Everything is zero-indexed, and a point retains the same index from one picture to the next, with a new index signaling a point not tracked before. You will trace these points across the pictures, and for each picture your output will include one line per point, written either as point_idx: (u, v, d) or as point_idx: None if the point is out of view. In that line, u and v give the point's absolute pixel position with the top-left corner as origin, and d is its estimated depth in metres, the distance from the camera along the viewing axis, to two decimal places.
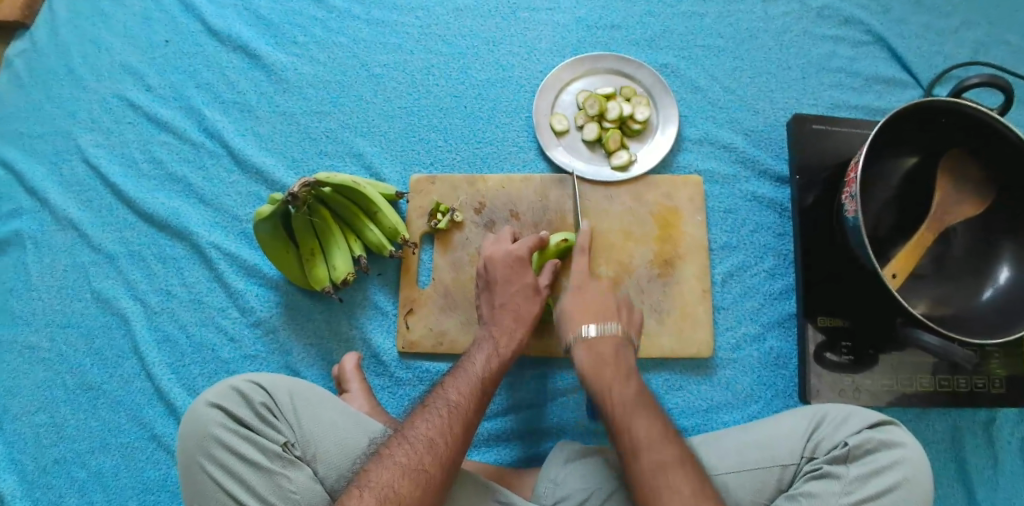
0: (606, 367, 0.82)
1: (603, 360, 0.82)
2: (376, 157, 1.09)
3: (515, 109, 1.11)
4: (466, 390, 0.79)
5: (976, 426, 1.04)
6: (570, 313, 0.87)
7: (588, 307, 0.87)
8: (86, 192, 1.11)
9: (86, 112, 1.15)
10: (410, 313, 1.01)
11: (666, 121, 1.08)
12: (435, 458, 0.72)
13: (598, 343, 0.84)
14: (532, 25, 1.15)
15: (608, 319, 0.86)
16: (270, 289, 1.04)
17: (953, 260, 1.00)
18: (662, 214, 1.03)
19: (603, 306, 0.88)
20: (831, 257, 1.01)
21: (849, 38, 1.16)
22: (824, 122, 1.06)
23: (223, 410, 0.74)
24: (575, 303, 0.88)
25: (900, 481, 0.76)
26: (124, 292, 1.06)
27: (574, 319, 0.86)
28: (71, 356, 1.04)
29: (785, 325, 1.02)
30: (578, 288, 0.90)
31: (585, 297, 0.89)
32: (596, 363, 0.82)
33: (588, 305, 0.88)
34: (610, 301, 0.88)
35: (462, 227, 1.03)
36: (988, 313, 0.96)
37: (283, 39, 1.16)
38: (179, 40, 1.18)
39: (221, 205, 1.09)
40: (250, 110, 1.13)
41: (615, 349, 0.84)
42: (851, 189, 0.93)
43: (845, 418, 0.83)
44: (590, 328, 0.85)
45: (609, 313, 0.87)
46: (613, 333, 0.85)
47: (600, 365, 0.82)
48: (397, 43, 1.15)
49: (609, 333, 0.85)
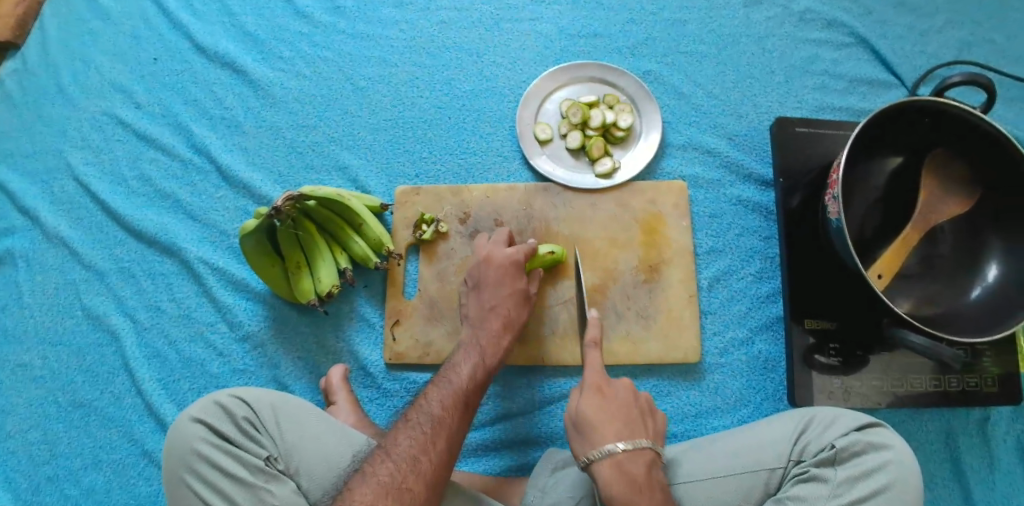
0: (619, 421, 0.78)
1: (633, 479, 0.73)
2: (362, 170, 1.09)
3: (499, 119, 1.11)
4: (450, 404, 0.79)
5: (970, 426, 1.03)
6: (595, 426, 0.77)
7: (610, 422, 0.77)
8: (76, 210, 1.12)
9: (76, 130, 1.16)
10: (397, 324, 1.01)
11: (649, 128, 1.08)
12: (418, 476, 0.72)
13: (628, 459, 0.74)
14: (515, 36, 1.16)
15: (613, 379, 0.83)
16: (258, 303, 1.04)
17: (940, 258, 1.00)
18: (647, 220, 1.03)
19: (622, 421, 0.78)
20: (818, 260, 1.00)
21: (832, 40, 1.16)
22: (807, 124, 1.06)
23: (206, 425, 0.75)
24: (595, 413, 0.78)
25: (890, 483, 0.76)
26: (114, 308, 1.07)
27: (601, 434, 0.76)
28: (63, 373, 1.05)
29: (773, 328, 1.02)
30: (596, 390, 0.80)
31: (606, 409, 0.79)
32: (627, 479, 0.73)
33: (608, 421, 0.77)
34: (630, 410, 0.80)
35: (447, 237, 1.03)
36: (976, 312, 0.95)
37: (270, 55, 1.17)
38: (167, 57, 1.19)
39: (209, 220, 1.09)
40: (237, 125, 1.14)
41: (648, 467, 0.75)
42: (833, 190, 0.93)
43: (833, 420, 0.83)
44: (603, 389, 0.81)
45: (633, 423, 0.78)
46: (629, 400, 0.80)
47: (611, 416, 0.78)
48: (383, 57, 1.16)
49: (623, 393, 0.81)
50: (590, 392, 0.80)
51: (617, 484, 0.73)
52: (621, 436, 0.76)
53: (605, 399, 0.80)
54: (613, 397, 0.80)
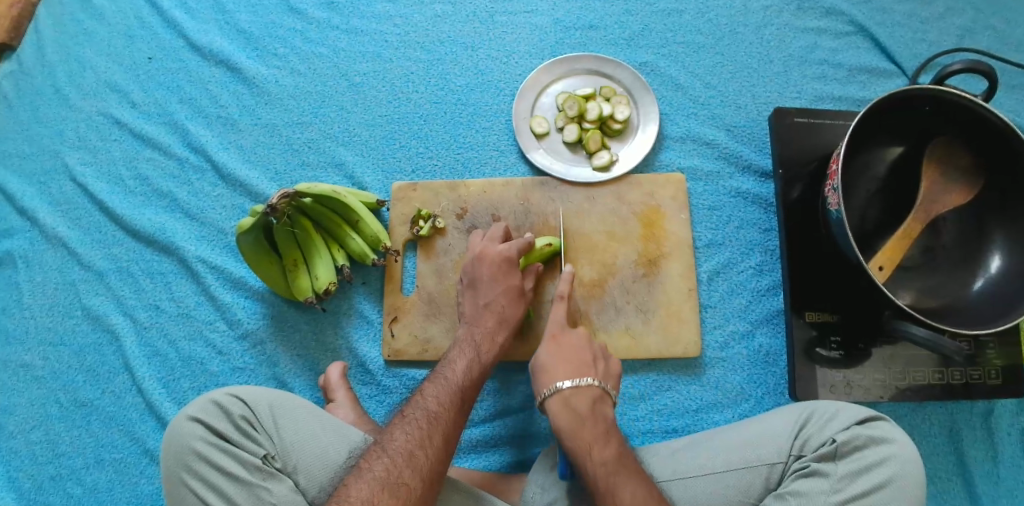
0: (569, 363, 0.82)
1: (577, 412, 0.78)
2: (358, 166, 1.09)
3: (496, 113, 1.11)
4: (446, 399, 0.79)
5: (974, 417, 1.03)
6: (547, 367, 0.83)
7: (561, 365, 0.82)
8: (74, 210, 1.12)
9: (72, 130, 1.16)
10: (395, 321, 1.01)
11: (647, 120, 1.08)
12: (414, 471, 0.71)
13: (574, 395, 0.79)
14: (511, 29, 1.15)
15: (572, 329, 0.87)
16: (256, 301, 1.04)
17: (943, 250, 0.99)
18: (645, 213, 1.03)
19: (573, 362, 0.83)
20: (818, 252, 1.00)
21: (831, 29, 1.15)
22: (806, 115, 1.05)
23: (203, 424, 0.75)
24: (550, 356, 0.83)
25: (890, 477, 0.75)
26: (113, 308, 1.07)
27: (551, 374, 0.82)
28: (64, 374, 1.05)
29: (774, 321, 1.01)
30: (554, 337, 0.85)
31: (559, 352, 0.84)
32: (570, 412, 0.78)
33: (560, 362, 0.83)
34: (584, 352, 0.84)
35: (444, 233, 1.03)
36: (978, 304, 0.95)
37: (265, 52, 1.17)
38: (163, 56, 1.18)
39: (206, 219, 1.09)
40: (234, 123, 1.14)
41: (593, 401, 0.79)
42: (833, 181, 0.92)
43: (833, 414, 0.82)
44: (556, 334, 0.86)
45: (584, 364, 0.82)
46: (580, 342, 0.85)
47: (563, 358, 0.83)
48: (377, 52, 1.15)
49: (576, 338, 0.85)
50: (548, 340, 0.85)
51: (563, 418, 0.78)
52: (569, 374, 0.81)
53: (560, 344, 0.85)
54: (568, 342, 0.85)
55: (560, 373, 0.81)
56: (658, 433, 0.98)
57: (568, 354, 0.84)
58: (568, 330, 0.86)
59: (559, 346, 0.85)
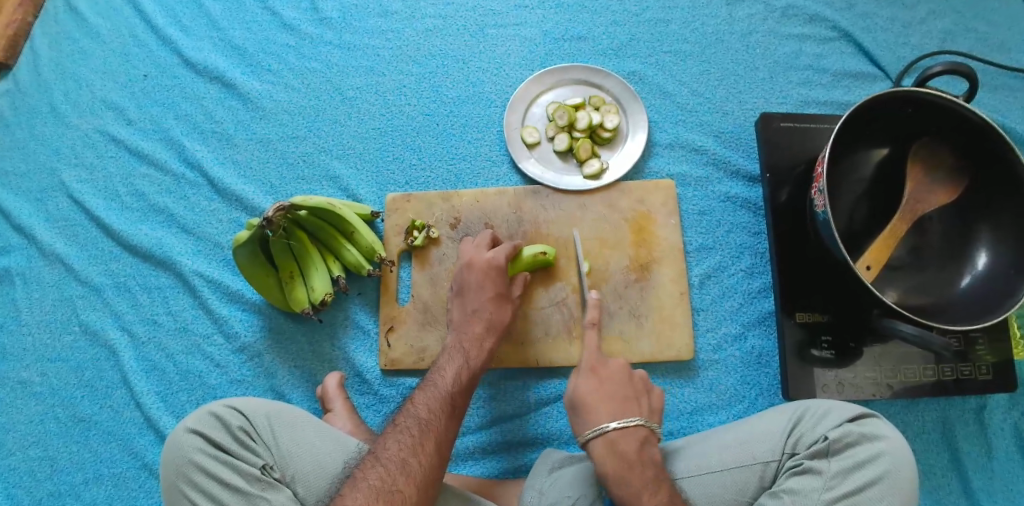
0: (610, 402, 0.84)
1: (623, 451, 0.80)
2: (352, 179, 1.10)
3: (488, 124, 1.12)
4: (437, 406, 0.80)
5: (966, 414, 1.04)
6: (593, 407, 0.84)
7: (608, 404, 0.84)
8: (71, 227, 1.13)
9: (69, 148, 1.17)
10: (391, 331, 1.01)
11: (636, 128, 1.09)
12: (409, 478, 0.72)
13: (622, 434, 0.81)
14: (500, 41, 1.17)
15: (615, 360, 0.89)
16: (253, 314, 1.05)
17: (930, 248, 1.01)
18: (636, 219, 1.04)
19: (617, 400, 0.85)
20: (807, 254, 1.01)
21: (815, 35, 1.17)
22: (792, 119, 1.07)
23: (201, 435, 0.75)
24: (591, 395, 0.85)
25: (880, 474, 0.76)
26: (111, 323, 1.08)
27: (595, 413, 0.83)
28: (62, 389, 1.05)
29: (765, 323, 1.02)
30: (593, 374, 0.87)
31: (603, 391, 0.85)
32: (619, 452, 0.80)
33: (604, 401, 0.84)
34: (626, 393, 0.86)
35: (438, 243, 1.04)
36: (966, 301, 0.96)
37: (259, 68, 1.18)
38: (158, 74, 1.20)
39: (203, 233, 1.10)
40: (229, 138, 1.15)
41: (637, 438, 0.81)
42: (819, 184, 0.93)
43: (825, 412, 0.83)
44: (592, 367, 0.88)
45: (626, 403, 0.84)
46: (620, 380, 0.87)
47: (603, 398, 0.85)
48: (370, 66, 1.17)
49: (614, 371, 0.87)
50: (586, 376, 0.87)
51: (610, 457, 0.80)
52: (616, 415, 0.83)
53: (600, 381, 0.86)
54: (609, 379, 0.87)
55: (606, 413, 0.83)
56: None
57: (610, 392, 0.85)
58: (609, 367, 0.88)
59: (600, 382, 0.86)
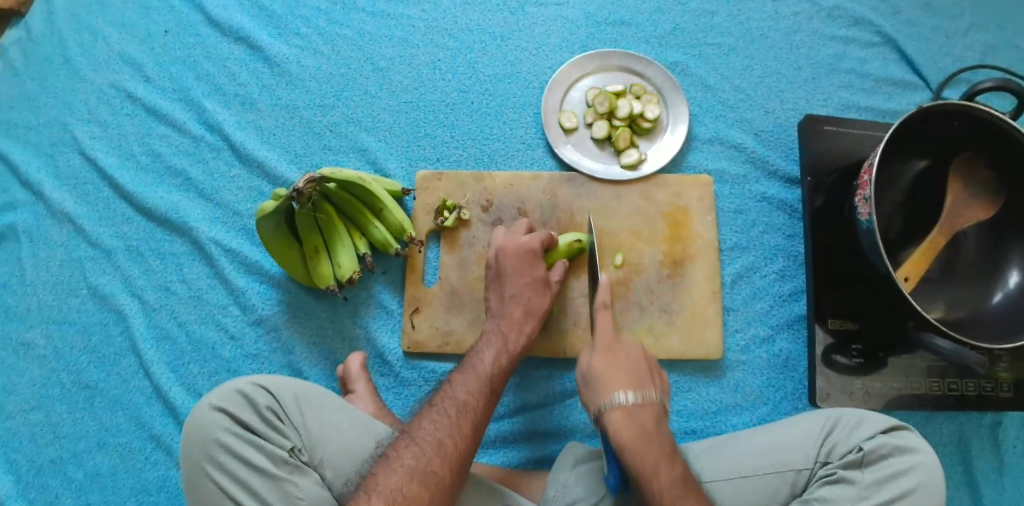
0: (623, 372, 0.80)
1: (680, 502, 0.70)
2: (381, 152, 1.07)
3: (524, 106, 1.09)
4: (476, 389, 0.78)
5: (983, 429, 1.04)
6: (636, 453, 0.73)
7: (652, 447, 0.73)
8: (82, 185, 1.08)
9: (82, 102, 1.12)
10: (416, 313, 0.99)
11: (676, 120, 1.07)
12: (444, 460, 0.70)
13: (672, 483, 0.71)
14: (541, 20, 1.13)
15: (645, 385, 0.79)
16: (271, 287, 1.02)
17: (962, 262, 1.00)
18: (672, 213, 1.02)
19: (662, 444, 0.74)
20: (842, 260, 1.00)
21: (859, 38, 1.15)
22: (835, 123, 1.05)
23: (227, 413, 0.73)
24: (629, 434, 0.75)
25: (913, 486, 0.77)
26: (121, 288, 1.03)
27: (640, 462, 0.72)
28: (67, 354, 1.01)
29: (794, 327, 1.01)
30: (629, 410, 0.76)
31: (644, 430, 0.75)
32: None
33: (647, 445, 0.74)
34: (665, 435, 0.76)
35: (469, 225, 1.01)
36: (997, 317, 0.96)
37: (287, 31, 1.13)
38: (179, 30, 1.14)
39: (222, 200, 1.06)
40: (252, 103, 1.11)
41: (688, 492, 0.71)
42: (865, 191, 0.92)
43: (859, 422, 0.84)
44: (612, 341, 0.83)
45: (671, 449, 0.74)
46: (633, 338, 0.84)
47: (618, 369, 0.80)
48: (404, 37, 1.12)
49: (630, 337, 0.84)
50: (620, 413, 0.76)
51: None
52: (663, 459, 0.73)
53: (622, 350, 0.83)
54: (649, 415, 0.76)
55: (653, 461, 0.72)
56: (677, 435, 0.97)
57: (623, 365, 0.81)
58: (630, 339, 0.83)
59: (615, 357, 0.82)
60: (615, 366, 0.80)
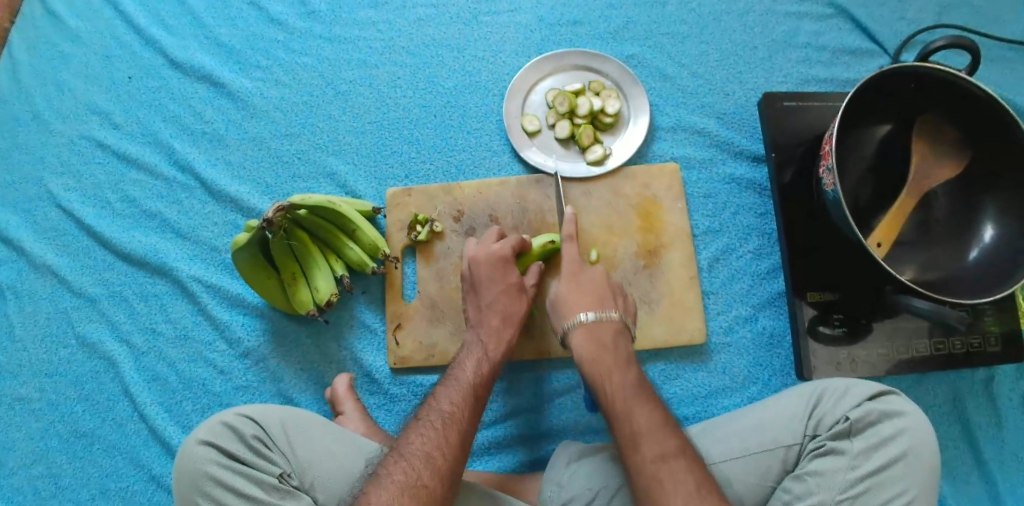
0: (606, 354, 0.83)
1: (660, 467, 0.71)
2: (350, 175, 1.08)
3: (486, 114, 1.10)
4: (459, 399, 0.78)
5: (976, 385, 1.04)
6: (593, 361, 0.82)
7: (607, 358, 0.82)
8: (61, 237, 1.09)
9: (54, 156, 1.13)
10: (399, 328, 1.00)
11: (637, 112, 1.08)
12: (433, 473, 0.71)
13: (623, 388, 0.79)
14: (495, 28, 1.14)
15: (605, 307, 0.88)
16: (255, 318, 1.03)
17: (935, 223, 1.01)
18: (642, 204, 1.03)
19: (617, 354, 0.83)
20: (815, 233, 1.00)
21: (812, 12, 1.16)
22: (794, 98, 1.06)
23: (216, 446, 0.74)
24: (589, 349, 0.84)
25: (905, 450, 0.78)
26: (108, 334, 1.04)
27: (597, 368, 0.82)
28: (61, 405, 1.02)
29: (775, 304, 1.02)
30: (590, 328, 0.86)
31: (602, 343, 0.84)
32: (659, 468, 0.71)
33: (602, 355, 0.83)
34: (622, 348, 0.85)
35: (442, 237, 1.02)
36: (973, 273, 0.96)
37: (247, 65, 1.15)
38: (143, 75, 1.16)
39: (198, 237, 1.07)
40: (220, 138, 1.12)
41: (673, 454, 0.73)
42: (828, 161, 0.93)
43: (845, 391, 0.84)
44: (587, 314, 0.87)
45: (627, 360, 0.83)
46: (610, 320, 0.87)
47: (600, 351, 0.83)
48: (362, 59, 1.14)
49: (608, 320, 0.87)
50: (581, 332, 0.86)
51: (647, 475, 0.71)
52: (616, 364, 0.82)
53: (596, 331, 0.85)
54: (607, 330, 0.86)
55: (607, 367, 0.81)
56: None
57: (603, 346, 0.84)
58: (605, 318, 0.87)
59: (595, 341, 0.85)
60: (580, 290, 0.89)
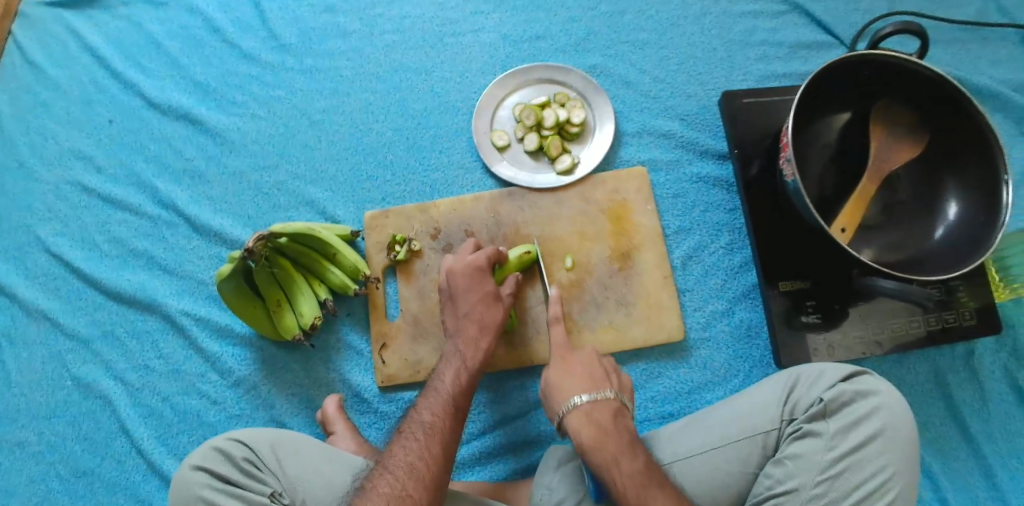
0: (578, 380, 0.85)
1: (641, 493, 0.74)
2: (329, 201, 1.11)
3: (457, 132, 1.13)
4: (440, 409, 0.81)
5: (957, 361, 1.06)
6: (597, 451, 0.77)
7: (577, 381, 0.84)
8: (52, 281, 1.12)
9: (41, 203, 1.16)
10: (384, 347, 1.02)
11: (603, 120, 1.11)
12: (417, 482, 0.73)
13: (633, 473, 0.76)
14: (460, 49, 1.18)
15: (601, 386, 0.84)
16: (244, 347, 1.05)
17: (901, 205, 1.03)
18: (613, 209, 1.05)
19: (621, 439, 0.79)
20: (783, 223, 1.03)
21: (768, 10, 1.19)
22: (754, 95, 1.08)
23: (207, 471, 0.76)
24: (590, 434, 0.79)
25: (879, 428, 0.80)
26: (103, 374, 1.07)
27: (603, 456, 0.77)
28: (61, 445, 1.04)
29: (751, 296, 1.04)
30: (583, 408, 0.81)
31: (603, 428, 0.79)
32: (640, 494, 0.74)
33: (607, 442, 0.78)
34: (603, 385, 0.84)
35: (421, 255, 1.05)
36: (941, 250, 0.99)
37: (223, 101, 1.18)
38: (123, 118, 1.19)
39: (185, 272, 1.10)
40: (201, 175, 1.15)
41: (650, 478, 0.76)
42: (786, 154, 0.95)
43: (819, 374, 0.86)
44: (581, 396, 0.82)
45: (600, 381, 0.85)
46: (592, 370, 0.86)
47: (572, 378, 0.85)
48: (334, 88, 1.17)
49: (602, 399, 0.82)
50: (575, 412, 0.81)
51: (632, 503, 0.74)
52: (622, 450, 0.77)
53: (578, 386, 0.84)
54: (605, 412, 0.81)
55: (612, 452, 0.77)
56: (655, 420, 1.00)
57: (582, 373, 0.86)
58: (599, 397, 0.82)
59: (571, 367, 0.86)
60: (572, 374, 0.85)
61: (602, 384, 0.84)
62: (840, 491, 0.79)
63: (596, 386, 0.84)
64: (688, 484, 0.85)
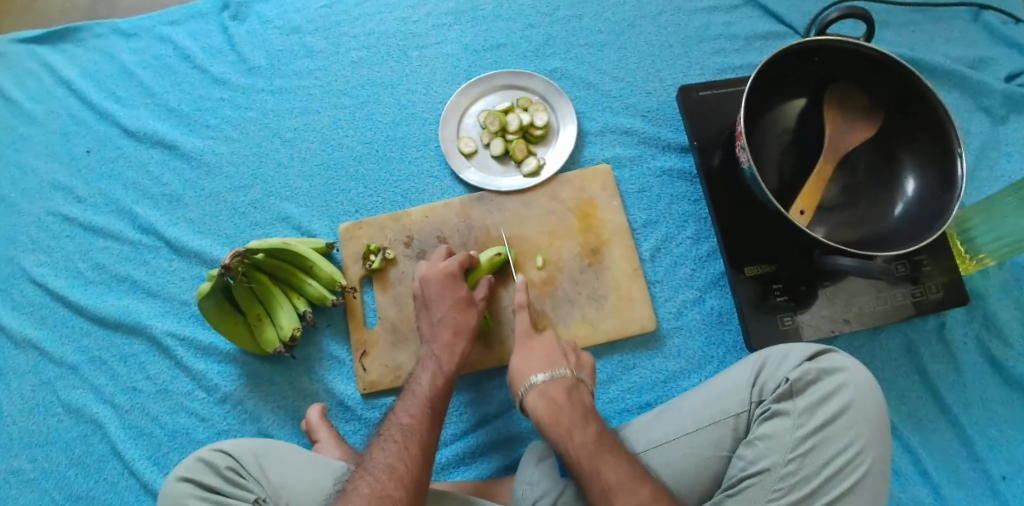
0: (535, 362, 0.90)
1: (590, 457, 0.78)
2: (304, 216, 1.14)
3: (425, 142, 1.17)
4: (417, 411, 0.83)
5: (929, 334, 1.08)
6: (552, 424, 0.82)
7: (533, 362, 0.89)
8: (39, 311, 1.14)
9: (24, 235, 1.19)
10: (365, 355, 1.05)
11: (565, 121, 1.14)
12: (397, 482, 0.75)
13: (586, 442, 0.80)
14: (425, 61, 1.21)
15: (557, 365, 0.88)
16: (229, 364, 1.08)
17: (860, 184, 1.05)
18: (580, 207, 1.08)
19: (575, 411, 0.83)
20: (745, 210, 1.06)
21: (721, 5, 1.22)
22: (711, 88, 1.12)
23: (193, 481, 0.79)
24: (545, 411, 0.84)
25: (845, 403, 0.82)
26: (92, 398, 1.09)
27: (557, 429, 0.82)
28: (54, 471, 1.06)
29: (719, 284, 1.07)
30: (540, 388, 0.86)
31: (556, 403, 0.84)
32: (591, 459, 0.78)
33: (560, 416, 0.83)
34: (575, 393, 0.86)
35: (396, 262, 1.08)
36: (901, 225, 1.01)
37: (197, 126, 1.22)
38: (101, 148, 1.22)
39: (168, 294, 1.13)
40: (179, 198, 1.18)
41: (600, 445, 0.79)
42: (741, 142, 0.98)
43: (786, 355, 0.88)
44: (539, 375, 0.87)
45: (555, 359, 0.90)
46: (562, 377, 0.87)
47: (529, 362, 0.90)
48: (304, 106, 1.20)
49: (558, 377, 0.87)
50: (534, 392, 0.86)
51: (582, 467, 0.78)
52: (575, 423, 0.82)
53: (546, 391, 0.85)
54: (560, 388, 0.86)
55: (565, 426, 0.82)
56: (633, 410, 1.02)
57: (541, 359, 0.90)
58: (556, 376, 0.87)
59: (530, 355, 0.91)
60: (531, 357, 0.90)
61: (560, 364, 0.89)
62: (812, 466, 0.81)
63: (552, 366, 0.88)
64: (664, 470, 0.87)
